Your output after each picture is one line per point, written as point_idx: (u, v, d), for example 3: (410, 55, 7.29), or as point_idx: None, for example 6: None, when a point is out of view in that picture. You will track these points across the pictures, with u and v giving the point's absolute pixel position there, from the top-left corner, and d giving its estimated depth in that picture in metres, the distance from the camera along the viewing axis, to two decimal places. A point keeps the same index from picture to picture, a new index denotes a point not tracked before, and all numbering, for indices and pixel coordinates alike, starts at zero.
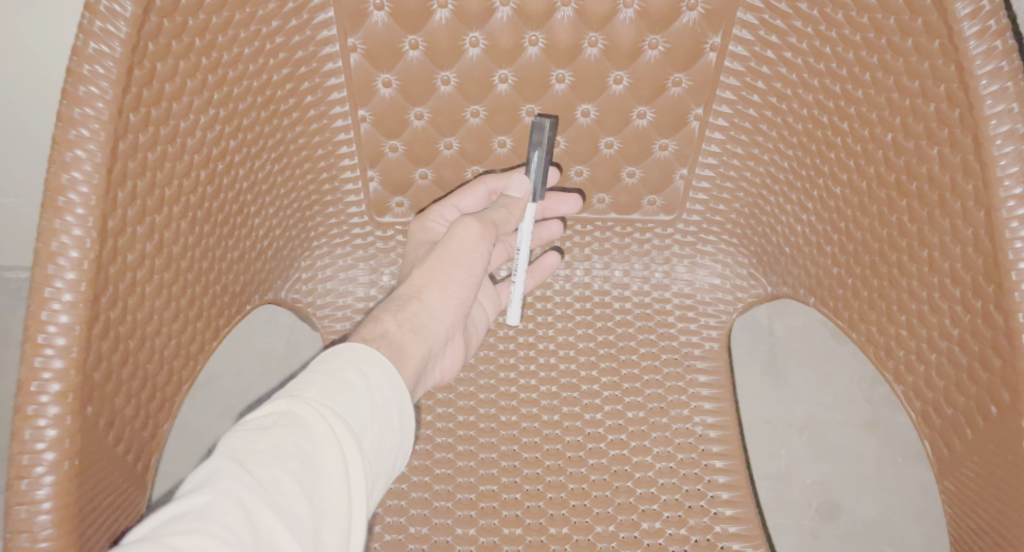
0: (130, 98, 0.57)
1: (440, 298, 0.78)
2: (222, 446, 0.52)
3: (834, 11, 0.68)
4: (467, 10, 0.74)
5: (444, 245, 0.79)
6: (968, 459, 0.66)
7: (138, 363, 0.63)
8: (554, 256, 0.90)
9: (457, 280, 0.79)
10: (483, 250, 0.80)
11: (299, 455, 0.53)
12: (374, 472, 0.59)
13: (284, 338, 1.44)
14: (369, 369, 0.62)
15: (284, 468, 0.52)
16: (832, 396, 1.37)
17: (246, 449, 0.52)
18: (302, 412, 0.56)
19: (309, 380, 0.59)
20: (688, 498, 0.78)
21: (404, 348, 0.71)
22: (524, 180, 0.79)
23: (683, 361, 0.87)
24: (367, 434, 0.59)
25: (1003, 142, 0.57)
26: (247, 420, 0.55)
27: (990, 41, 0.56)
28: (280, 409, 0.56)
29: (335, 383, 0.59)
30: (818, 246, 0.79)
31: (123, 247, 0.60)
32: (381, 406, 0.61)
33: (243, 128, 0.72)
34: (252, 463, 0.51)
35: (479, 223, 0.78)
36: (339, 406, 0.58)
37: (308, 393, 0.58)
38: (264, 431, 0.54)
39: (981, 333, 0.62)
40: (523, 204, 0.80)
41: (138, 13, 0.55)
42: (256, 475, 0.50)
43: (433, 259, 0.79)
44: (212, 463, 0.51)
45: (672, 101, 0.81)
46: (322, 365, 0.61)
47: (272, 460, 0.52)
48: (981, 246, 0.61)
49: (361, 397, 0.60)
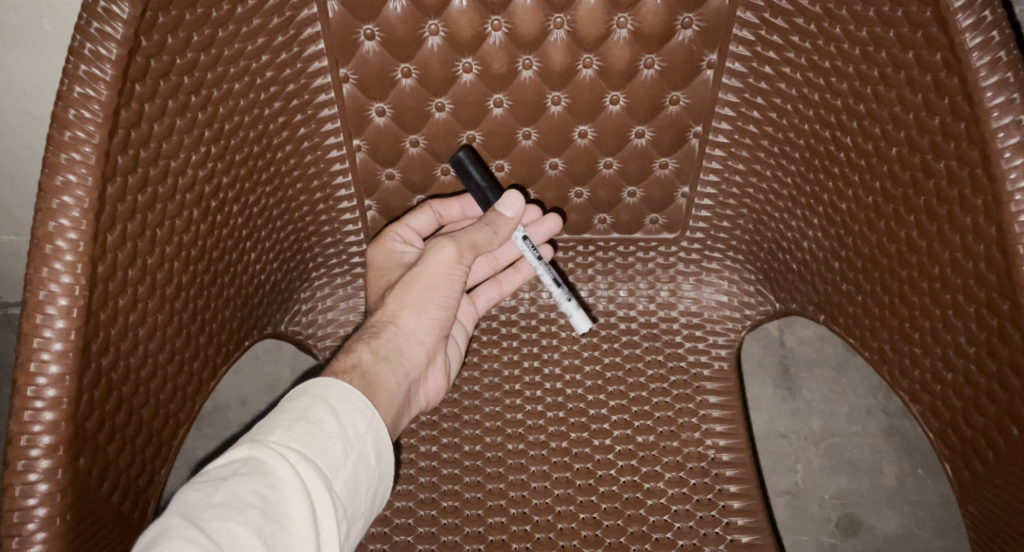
0: (117, 140, 0.57)
1: (417, 319, 0.77)
2: (177, 501, 0.50)
3: (831, 26, 0.67)
4: (458, 35, 0.73)
5: (418, 268, 0.76)
6: (991, 482, 0.64)
7: (132, 408, 0.62)
8: (548, 248, 0.88)
9: (434, 301, 0.77)
10: (460, 272, 0.77)
11: (260, 505, 0.51)
12: (349, 514, 0.58)
13: (290, 367, 1.42)
14: (339, 405, 0.61)
15: (242, 521, 0.49)
16: (848, 408, 1.35)
17: (202, 504, 0.50)
18: (265, 457, 0.54)
19: (275, 421, 0.58)
20: (703, 525, 0.76)
21: (377, 379, 0.70)
22: (518, 198, 0.77)
23: (692, 383, 0.85)
24: (339, 475, 0.57)
25: (1012, 155, 0.55)
26: (207, 471, 0.54)
27: (994, 52, 0.55)
28: (242, 457, 0.54)
29: (301, 423, 0.58)
30: (825, 262, 0.77)
31: (114, 292, 0.59)
32: (355, 443, 0.60)
33: (235, 164, 0.71)
34: (207, 518, 0.49)
35: (456, 246, 0.75)
36: (306, 447, 0.57)
37: (273, 436, 0.57)
38: (222, 482, 0.52)
39: (999, 352, 0.60)
40: (513, 222, 0.78)
41: (124, 55, 0.55)
42: (210, 531, 0.48)
43: (406, 283, 0.77)
44: (164, 521, 0.48)
45: (670, 119, 0.80)
46: (290, 404, 0.60)
47: (229, 513, 0.50)
48: (994, 262, 0.59)
49: (330, 435, 0.58)
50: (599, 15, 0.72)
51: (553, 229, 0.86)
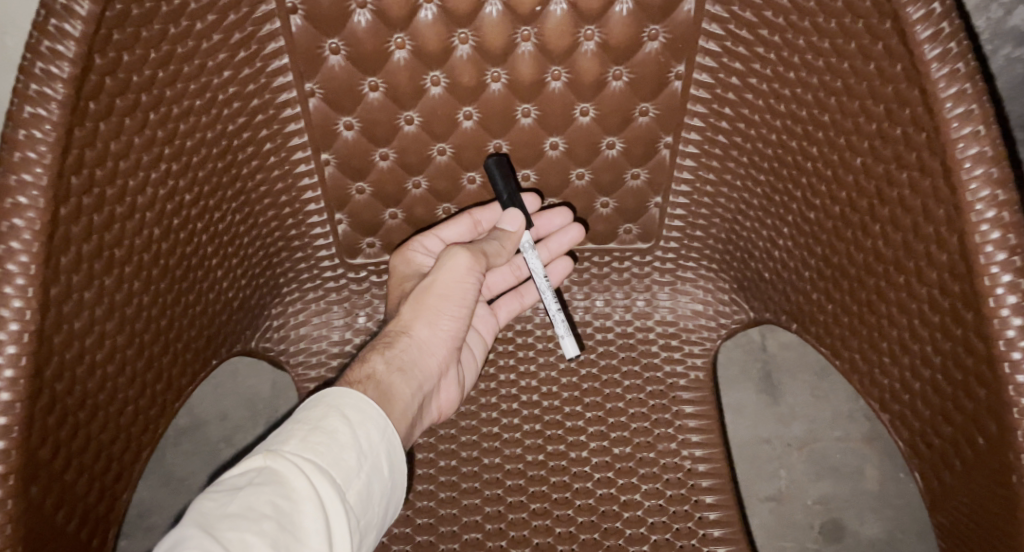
0: (71, 160, 0.56)
1: (430, 331, 0.75)
2: (191, 510, 0.49)
3: (795, 37, 0.67)
4: (425, 49, 0.72)
5: (432, 277, 0.76)
6: (960, 492, 0.63)
7: (90, 433, 0.60)
8: (565, 260, 0.87)
9: (448, 312, 0.76)
10: (474, 280, 0.76)
11: (275, 515, 0.50)
12: (361, 526, 0.57)
13: (271, 382, 1.41)
14: (354, 414, 0.60)
15: (257, 531, 0.48)
16: (830, 413, 1.35)
17: (217, 513, 0.49)
18: (280, 468, 0.53)
19: (290, 432, 0.58)
20: (680, 537, 0.75)
21: (393, 390, 0.68)
22: (518, 214, 0.77)
23: (668, 393, 0.84)
24: (353, 486, 0.57)
25: (972, 165, 0.55)
26: (222, 480, 0.52)
27: (952, 63, 0.55)
28: (257, 466, 0.53)
29: (316, 433, 0.57)
30: (796, 271, 0.77)
31: (68, 315, 0.57)
32: (369, 454, 0.59)
33: (198, 181, 0.70)
34: (223, 527, 0.48)
35: (469, 252, 0.74)
36: (321, 458, 0.56)
37: (288, 446, 0.56)
38: (237, 492, 0.51)
39: (964, 362, 0.59)
40: (516, 236, 0.78)
41: (77, 73, 0.54)
42: (225, 541, 0.47)
43: (419, 292, 0.76)
44: (179, 530, 0.47)
45: (641, 130, 0.80)
46: (305, 414, 0.60)
47: (244, 523, 0.49)
48: (957, 272, 0.58)
49: (345, 445, 0.58)
50: (565, 28, 0.72)
51: (576, 238, 0.86)
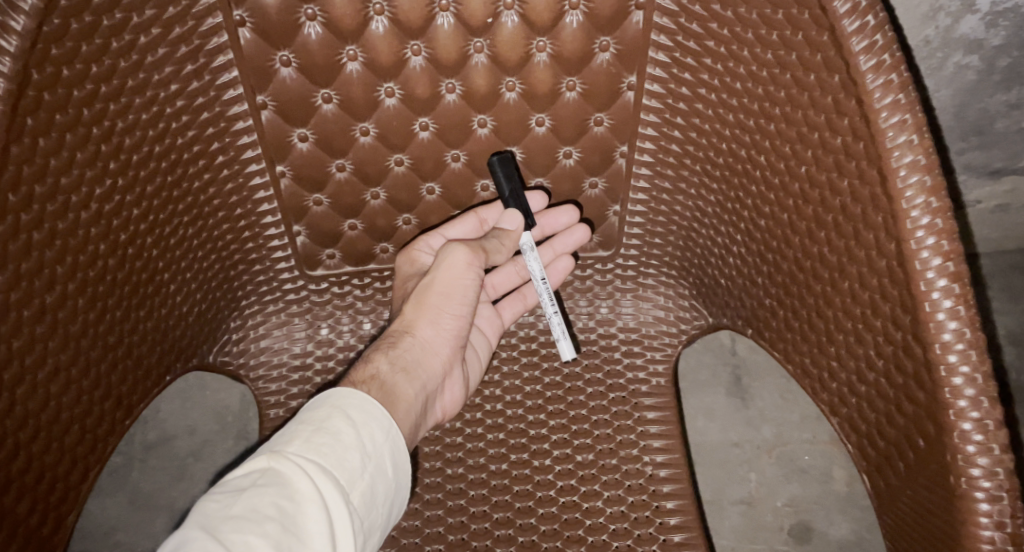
0: (7, 177, 0.55)
1: (433, 331, 0.75)
2: (195, 512, 0.49)
3: (740, 48, 0.68)
4: (378, 61, 0.72)
5: (431, 276, 0.75)
6: (904, 492, 0.64)
7: (31, 454, 0.60)
8: (565, 259, 0.86)
9: (448, 311, 0.75)
10: (474, 278, 0.76)
11: (278, 517, 0.49)
12: (365, 526, 0.57)
13: (240, 396, 1.40)
14: (357, 415, 0.60)
15: (261, 533, 0.48)
16: (799, 415, 1.36)
17: (221, 515, 0.48)
18: (283, 468, 0.53)
19: (294, 432, 0.57)
20: (641, 543, 0.75)
21: (395, 391, 0.68)
22: (518, 213, 0.77)
23: (630, 399, 0.85)
24: (357, 487, 0.56)
25: (907, 173, 0.56)
26: (226, 481, 0.52)
27: (886, 74, 0.56)
28: (261, 468, 0.53)
29: (320, 434, 0.57)
30: (750, 278, 0.78)
31: (5, 335, 0.57)
32: (373, 454, 0.59)
33: (148, 196, 0.70)
34: (227, 529, 0.47)
35: (468, 247, 0.75)
36: (325, 458, 0.56)
37: (292, 447, 0.55)
38: (241, 494, 0.50)
39: (904, 366, 0.60)
40: (515, 235, 0.78)
41: (13, 89, 0.53)
42: (229, 543, 0.46)
43: (419, 292, 0.76)
44: (183, 532, 0.47)
45: (596, 140, 0.80)
46: (310, 414, 0.59)
47: (248, 525, 0.48)
48: (895, 277, 0.59)
49: (349, 446, 0.57)
50: (517, 39, 0.72)
51: (581, 239, 0.86)
